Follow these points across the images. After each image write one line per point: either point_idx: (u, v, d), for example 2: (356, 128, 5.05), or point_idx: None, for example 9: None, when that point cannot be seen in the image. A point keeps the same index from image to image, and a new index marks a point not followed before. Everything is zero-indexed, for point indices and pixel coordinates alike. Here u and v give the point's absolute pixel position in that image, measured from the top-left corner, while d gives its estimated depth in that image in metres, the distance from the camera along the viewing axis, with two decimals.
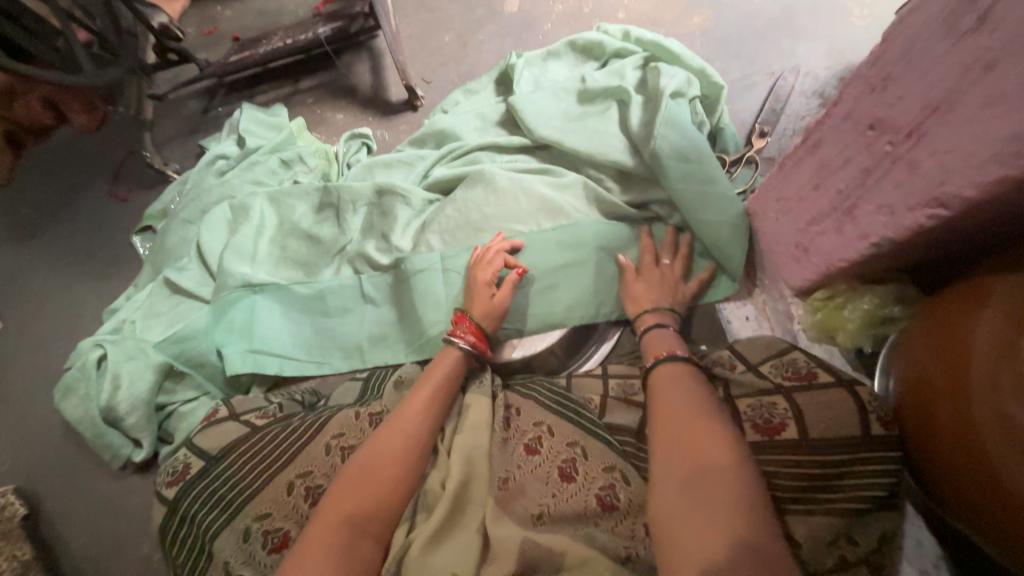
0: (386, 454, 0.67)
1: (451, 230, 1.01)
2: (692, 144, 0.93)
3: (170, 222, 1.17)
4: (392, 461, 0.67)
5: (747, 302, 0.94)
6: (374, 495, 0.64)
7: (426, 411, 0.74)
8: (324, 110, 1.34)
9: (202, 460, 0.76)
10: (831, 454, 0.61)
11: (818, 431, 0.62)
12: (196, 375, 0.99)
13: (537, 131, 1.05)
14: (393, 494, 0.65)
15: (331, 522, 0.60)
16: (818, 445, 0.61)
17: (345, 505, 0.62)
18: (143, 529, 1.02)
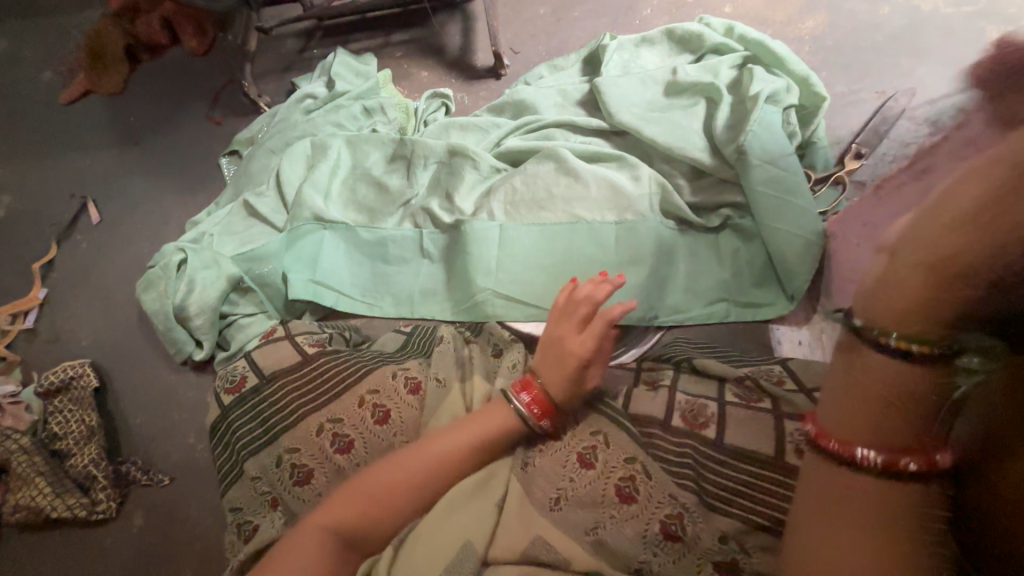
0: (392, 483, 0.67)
1: (515, 201, 1.03)
2: (779, 154, 0.89)
3: (256, 149, 1.25)
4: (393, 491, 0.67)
5: (804, 327, 0.90)
6: (368, 516, 0.65)
7: (452, 452, 0.71)
8: (410, 65, 1.37)
9: (256, 377, 0.82)
10: None
11: None
12: (259, 293, 1.06)
13: (618, 116, 1.04)
14: (388, 516, 0.66)
15: (319, 527, 0.63)
16: None
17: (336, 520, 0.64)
18: (191, 422, 1.13)
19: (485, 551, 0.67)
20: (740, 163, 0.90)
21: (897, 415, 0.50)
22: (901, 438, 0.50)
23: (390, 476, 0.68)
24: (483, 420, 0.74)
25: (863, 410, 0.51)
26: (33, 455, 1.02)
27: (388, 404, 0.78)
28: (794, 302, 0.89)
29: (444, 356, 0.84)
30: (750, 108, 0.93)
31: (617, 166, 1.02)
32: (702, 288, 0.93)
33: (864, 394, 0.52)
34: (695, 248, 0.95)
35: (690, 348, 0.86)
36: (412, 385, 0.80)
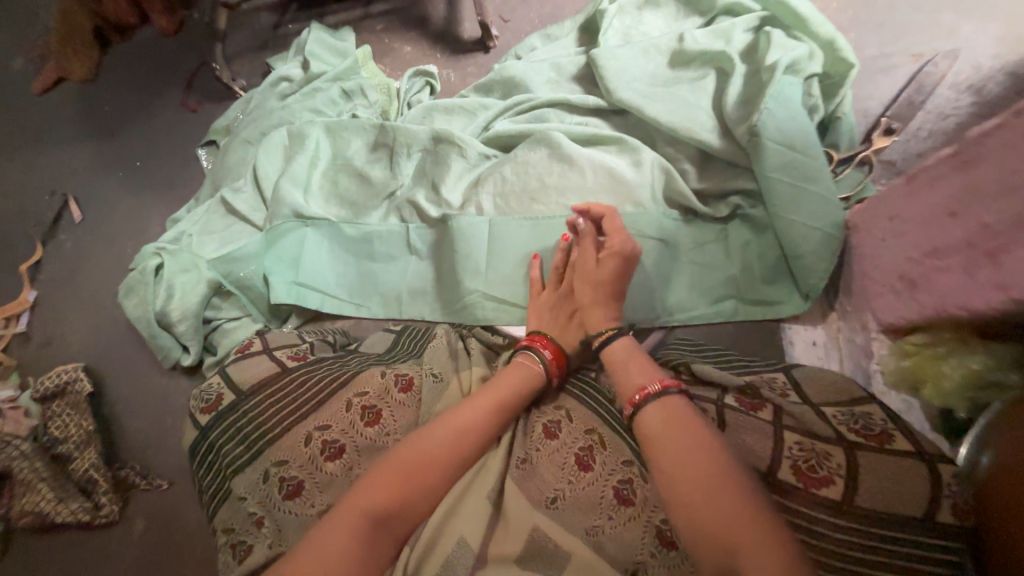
0: (429, 455, 0.62)
1: (505, 192, 0.95)
2: (799, 133, 0.79)
3: (231, 139, 1.18)
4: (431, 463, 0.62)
5: (819, 325, 0.83)
6: (398, 495, 0.59)
7: (480, 415, 0.68)
8: (392, 39, 1.26)
9: (233, 394, 0.76)
10: (881, 528, 0.53)
11: (871, 498, 0.54)
12: (242, 297, 1.02)
13: (616, 93, 0.93)
14: (425, 493, 0.60)
15: (354, 509, 0.56)
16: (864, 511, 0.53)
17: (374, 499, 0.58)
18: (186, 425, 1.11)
19: (481, 552, 0.65)
20: (753, 144, 0.80)
21: (638, 361, 0.69)
22: (649, 377, 0.66)
23: (415, 450, 0.62)
24: (506, 385, 0.72)
25: (620, 370, 0.69)
26: (34, 460, 1.00)
27: (380, 406, 0.72)
28: (810, 301, 0.81)
29: (434, 351, 0.82)
30: (766, 80, 0.82)
31: (616, 149, 0.93)
32: (708, 286, 0.85)
33: (619, 365, 0.70)
34: (704, 241, 0.86)
35: (686, 351, 0.78)
36: (402, 385, 0.74)
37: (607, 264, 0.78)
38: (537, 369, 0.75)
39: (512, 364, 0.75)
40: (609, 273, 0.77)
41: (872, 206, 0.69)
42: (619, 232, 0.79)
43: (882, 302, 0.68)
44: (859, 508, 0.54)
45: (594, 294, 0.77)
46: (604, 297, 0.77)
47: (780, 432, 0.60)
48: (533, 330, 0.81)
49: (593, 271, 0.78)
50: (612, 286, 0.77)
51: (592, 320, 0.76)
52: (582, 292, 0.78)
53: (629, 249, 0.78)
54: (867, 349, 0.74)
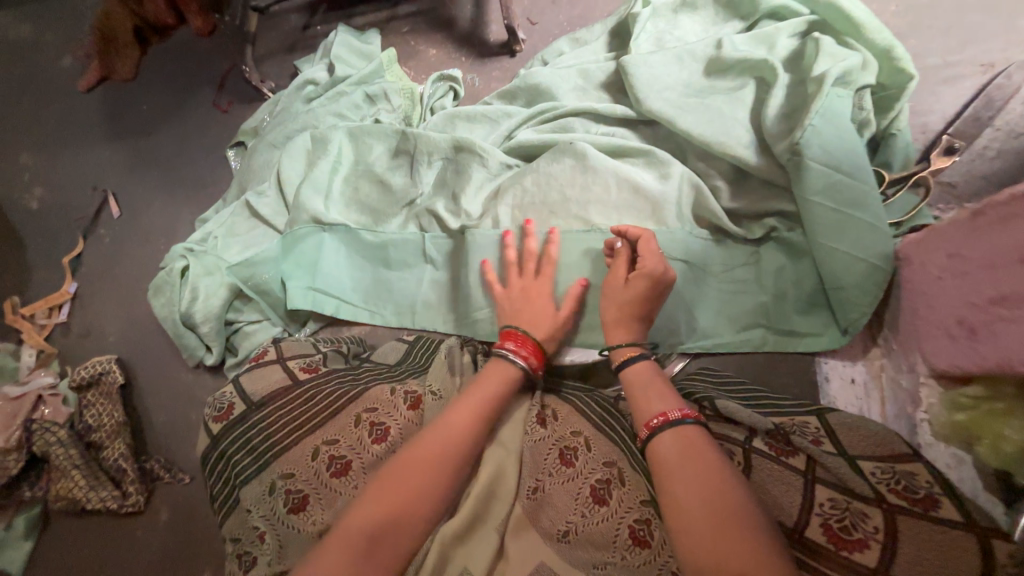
0: (424, 463, 0.62)
1: (524, 205, 0.91)
2: (848, 152, 0.71)
3: (258, 142, 1.19)
4: (425, 470, 0.61)
5: (858, 362, 0.77)
6: (397, 505, 0.58)
7: (473, 416, 0.67)
8: (417, 41, 1.24)
9: (244, 404, 0.76)
10: None
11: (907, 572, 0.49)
12: (261, 301, 1.04)
13: (646, 102, 0.88)
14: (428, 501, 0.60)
15: (352, 531, 0.56)
16: None
17: (369, 518, 0.57)
18: None
19: None
20: (794, 164, 0.73)
21: (656, 385, 0.67)
22: (665, 403, 0.64)
23: (415, 456, 0.62)
24: (490, 380, 0.72)
25: (638, 394, 0.67)
26: (69, 448, 1.04)
27: (387, 422, 0.72)
28: (848, 335, 0.75)
29: (438, 368, 0.80)
30: (813, 92, 0.75)
31: (643, 162, 0.88)
32: (735, 313, 0.81)
33: (636, 390, 0.68)
34: (733, 264, 0.82)
35: (708, 384, 0.74)
36: (411, 401, 0.74)
37: (635, 285, 0.74)
38: (518, 367, 0.75)
39: (488, 366, 0.75)
40: (636, 293, 0.74)
41: (926, 240, 0.63)
42: (653, 252, 0.75)
43: (934, 346, 0.62)
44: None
45: (619, 313, 0.75)
46: (629, 319, 0.74)
47: (811, 486, 0.57)
48: (507, 327, 0.80)
49: (620, 289, 0.75)
50: (637, 309, 0.74)
51: (615, 339, 0.74)
52: (608, 310, 0.76)
53: (662, 274, 0.74)
54: (913, 394, 0.67)
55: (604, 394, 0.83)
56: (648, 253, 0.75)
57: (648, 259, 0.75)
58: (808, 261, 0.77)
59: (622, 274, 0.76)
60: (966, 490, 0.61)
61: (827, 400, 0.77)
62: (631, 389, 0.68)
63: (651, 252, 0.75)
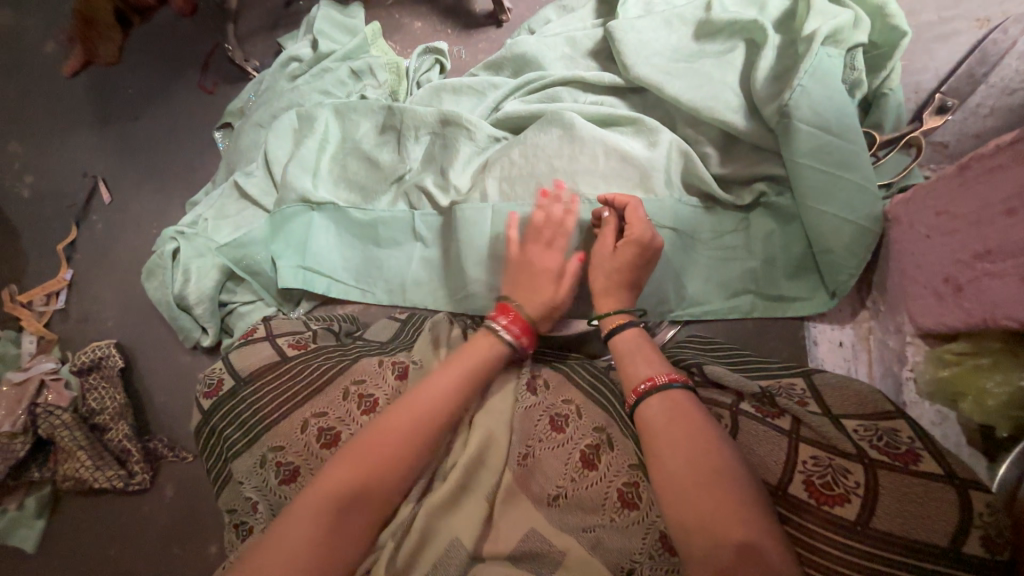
0: (390, 431, 0.64)
1: (512, 178, 0.90)
2: (839, 111, 0.70)
3: (244, 122, 1.18)
4: (399, 436, 0.64)
5: (846, 325, 0.76)
6: (371, 463, 0.62)
7: (451, 382, 0.70)
8: (402, 14, 1.22)
9: (233, 380, 0.77)
10: (895, 555, 0.48)
11: (889, 523, 0.49)
12: (253, 282, 1.04)
13: (634, 68, 0.86)
14: (401, 460, 0.63)
15: (327, 487, 0.60)
16: (877, 539, 0.49)
17: (343, 475, 0.61)
18: None
19: (474, 552, 0.64)
20: (783, 127, 0.72)
21: (645, 351, 0.68)
22: (653, 368, 0.65)
23: (393, 418, 0.66)
24: (470, 355, 0.74)
25: (626, 360, 0.67)
26: (73, 430, 1.06)
27: (376, 394, 0.73)
28: (836, 299, 0.75)
29: (423, 342, 0.81)
30: (804, 52, 0.73)
31: (632, 131, 0.87)
32: (723, 280, 0.81)
33: (624, 356, 0.68)
34: (723, 230, 0.81)
35: (699, 351, 0.74)
36: (398, 374, 0.75)
37: (624, 254, 0.74)
38: (506, 339, 0.76)
39: (474, 338, 0.77)
40: (624, 263, 0.74)
41: (915, 198, 0.62)
42: (643, 221, 0.75)
43: (921, 305, 0.62)
44: (877, 532, 0.49)
45: (607, 282, 0.74)
46: (618, 288, 0.74)
47: (796, 444, 0.57)
48: (500, 301, 0.80)
49: (609, 259, 0.75)
50: (625, 279, 0.74)
51: (604, 308, 0.74)
52: (597, 279, 0.75)
53: (650, 244, 0.74)
54: (899, 355, 0.68)
55: (596, 363, 0.84)
56: (637, 222, 0.75)
57: (637, 228, 0.74)
58: (796, 226, 0.77)
59: (610, 244, 0.76)
60: (948, 446, 0.62)
61: (815, 363, 0.77)
62: (618, 356, 0.69)
63: (641, 222, 0.75)
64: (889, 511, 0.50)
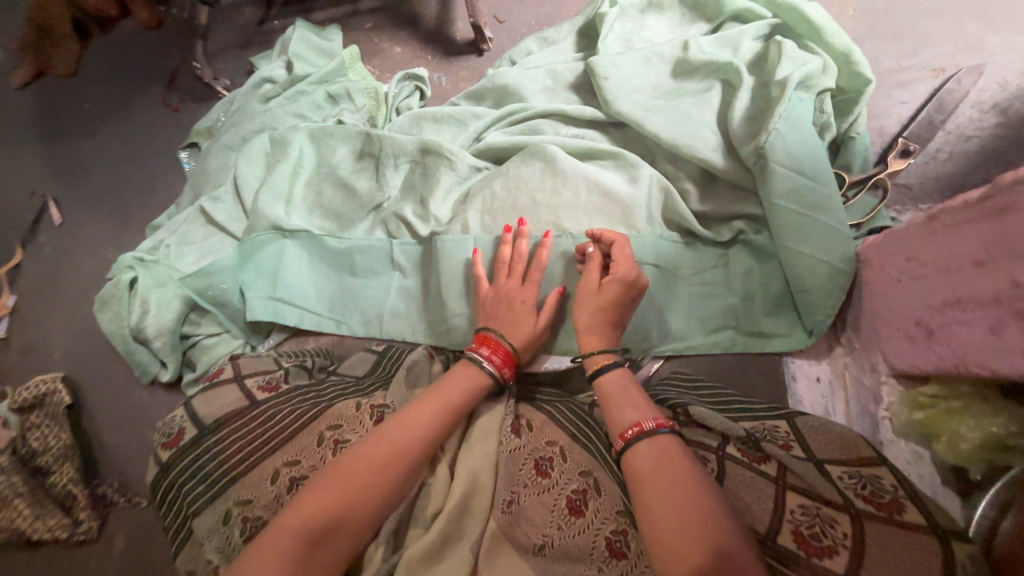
0: (367, 463, 0.62)
1: (493, 210, 0.89)
2: (812, 155, 0.72)
3: (213, 143, 1.13)
4: (376, 469, 0.62)
5: (823, 361, 0.78)
6: (347, 498, 0.60)
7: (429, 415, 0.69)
8: (381, 38, 1.20)
9: (195, 429, 0.70)
10: None
11: None
12: (218, 314, 0.98)
13: (615, 104, 0.87)
14: (379, 493, 0.61)
15: (299, 522, 0.57)
16: None
17: (317, 509, 0.58)
18: None
19: None
20: (759, 167, 0.74)
21: (631, 395, 0.67)
22: (640, 412, 0.64)
23: (370, 449, 0.64)
24: (450, 391, 0.72)
25: (611, 405, 0.67)
26: (9, 476, 0.96)
27: (350, 439, 0.69)
28: (813, 336, 0.76)
29: (400, 383, 0.78)
30: (777, 96, 0.75)
31: (613, 165, 0.88)
32: (704, 315, 0.82)
33: (611, 401, 0.67)
34: (703, 266, 0.82)
35: (682, 389, 0.74)
36: (376, 417, 0.72)
37: (609, 291, 0.74)
38: (487, 373, 0.74)
39: (454, 370, 0.74)
40: (610, 300, 0.73)
41: (886, 243, 0.64)
42: (629, 259, 0.75)
43: (895, 346, 0.64)
44: None
45: (593, 320, 0.74)
46: (602, 326, 0.74)
47: (783, 493, 0.57)
48: (478, 330, 0.78)
49: (594, 295, 0.74)
50: (609, 316, 0.74)
51: (588, 346, 0.73)
52: (582, 317, 0.74)
53: (636, 282, 0.74)
54: (875, 393, 0.69)
55: (578, 401, 0.82)
56: (625, 260, 0.75)
57: (625, 266, 0.74)
58: (774, 263, 0.78)
59: (596, 280, 0.75)
60: (923, 484, 0.64)
61: (795, 400, 0.79)
62: (604, 400, 0.68)
63: (628, 259, 0.75)
64: (873, 564, 0.49)
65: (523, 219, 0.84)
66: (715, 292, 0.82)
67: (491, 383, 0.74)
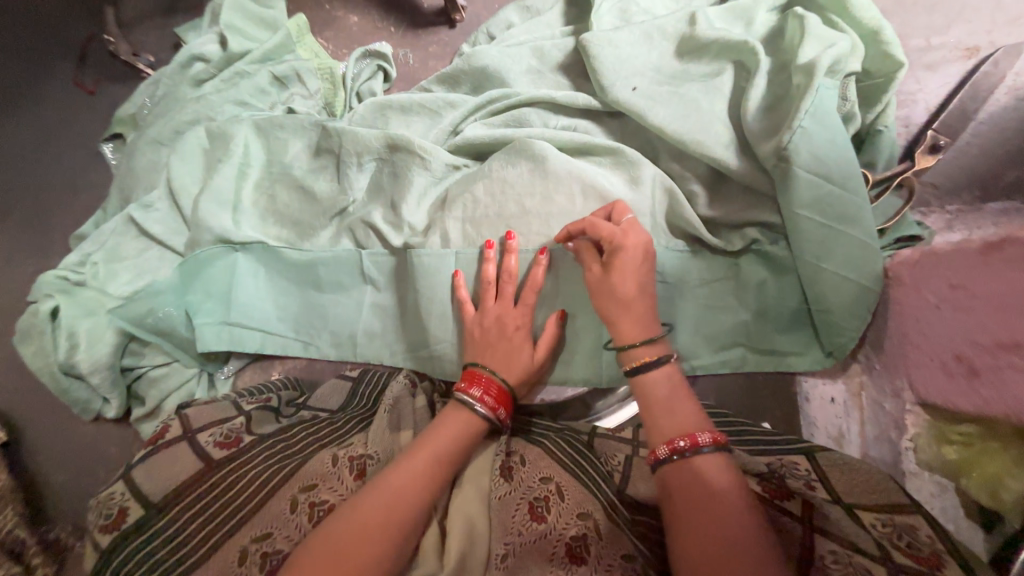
0: (359, 537, 0.53)
1: (476, 218, 0.78)
2: (840, 155, 0.62)
3: (138, 137, 0.95)
4: (369, 541, 0.53)
5: (838, 380, 0.73)
6: None
7: (420, 472, 0.60)
8: (333, 5, 1.02)
9: (140, 509, 0.57)
10: None
11: None
12: (163, 343, 0.85)
13: (612, 92, 0.76)
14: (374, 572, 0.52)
15: None
16: None
17: None
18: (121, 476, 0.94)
19: None
20: (780, 171, 0.64)
21: (678, 399, 0.61)
22: (690, 422, 0.58)
23: (360, 518, 0.55)
24: (439, 438, 0.63)
25: (656, 410, 0.61)
26: None
27: (330, 499, 0.60)
28: (831, 357, 0.71)
29: (379, 425, 0.70)
30: (801, 85, 0.65)
31: (610, 162, 0.77)
32: (713, 332, 0.75)
33: (655, 403, 0.62)
34: (712, 276, 0.74)
35: None
36: (355, 470, 0.64)
37: (624, 271, 0.65)
38: (478, 415, 0.65)
39: (445, 414, 0.66)
40: (628, 278, 0.65)
41: (926, 265, 0.57)
42: (616, 232, 0.66)
43: (925, 375, 0.59)
44: None
45: (621, 306, 0.65)
46: (637, 310, 0.65)
47: (810, 538, 0.55)
48: (466, 366, 0.69)
49: (609, 281, 0.66)
50: (640, 296, 0.65)
51: (626, 337, 0.64)
52: (610, 306, 0.66)
53: (639, 253, 0.66)
54: (897, 420, 0.65)
55: (579, 430, 0.76)
56: (613, 235, 0.66)
57: (617, 244, 0.66)
58: (792, 276, 0.71)
59: (598, 268, 0.68)
60: (945, 517, 0.60)
61: (808, 421, 0.75)
62: (645, 405, 0.63)
63: (614, 233, 0.66)
64: None
65: (511, 231, 0.74)
66: (725, 307, 0.74)
67: (486, 427, 0.66)
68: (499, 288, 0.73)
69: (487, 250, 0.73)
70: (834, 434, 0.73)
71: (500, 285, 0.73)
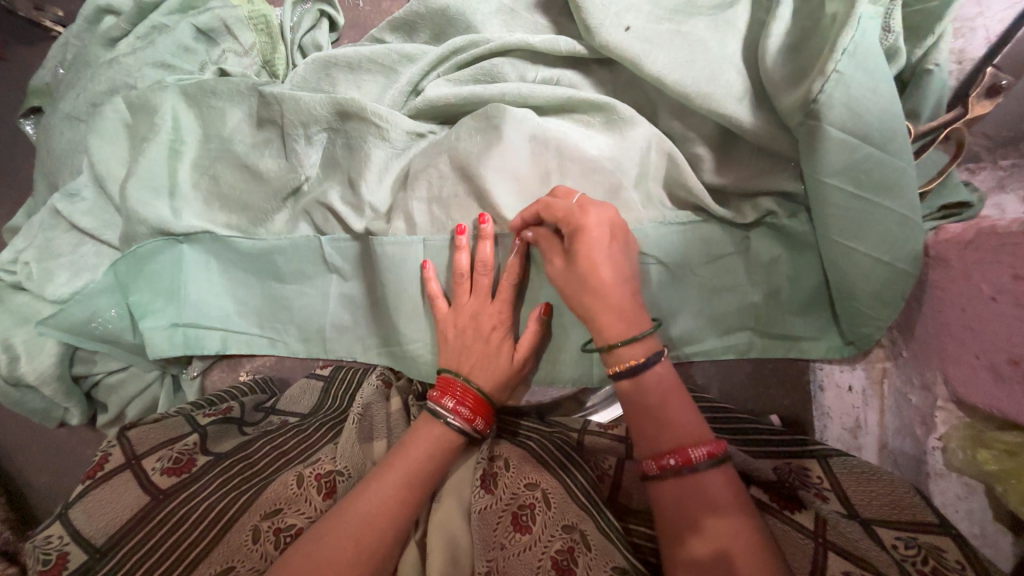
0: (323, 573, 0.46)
1: (444, 197, 0.66)
2: (885, 108, 0.50)
3: (53, 113, 0.83)
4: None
5: (858, 365, 0.67)
6: None
7: (391, 494, 0.53)
8: None
9: (84, 553, 0.51)
10: None
11: None
12: (114, 350, 0.78)
13: (601, 31, 0.61)
14: None
15: None
16: None
17: None
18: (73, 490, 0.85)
19: None
20: (807, 131, 0.53)
21: (671, 404, 0.50)
22: (681, 433, 0.49)
23: (322, 548, 0.47)
24: (409, 455, 0.56)
25: (646, 421, 0.50)
26: None
27: (298, 524, 0.54)
28: (851, 346, 0.64)
29: (349, 435, 0.62)
30: (838, 15, 0.50)
31: (600, 122, 0.65)
32: (720, 318, 0.66)
33: (640, 410, 0.51)
34: (718, 253, 0.64)
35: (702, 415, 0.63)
36: (325, 489, 0.57)
37: (593, 252, 0.53)
38: (452, 428, 0.59)
39: (414, 430, 0.59)
40: (600, 261, 0.52)
41: (981, 248, 0.49)
42: (572, 210, 0.54)
43: (969, 374, 0.52)
44: None
45: (597, 295, 0.52)
46: (617, 297, 0.52)
47: (823, 556, 0.47)
48: (441, 373, 0.62)
49: (576, 269, 0.53)
50: (618, 279, 0.53)
51: (608, 335, 0.52)
52: (586, 298, 0.53)
53: (605, 230, 0.54)
54: (925, 415, 0.59)
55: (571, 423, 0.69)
56: (570, 215, 0.54)
57: (575, 226, 0.54)
58: (812, 254, 0.62)
59: (560, 257, 0.55)
60: (968, 520, 0.55)
61: (821, 409, 0.70)
62: (632, 411, 0.52)
63: (570, 212, 0.54)
64: None
65: (483, 213, 0.64)
66: (735, 289, 0.65)
67: (461, 440, 0.59)
68: (470, 278, 0.64)
69: (460, 234, 0.63)
70: (849, 426, 0.67)
71: (471, 274, 0.64)
